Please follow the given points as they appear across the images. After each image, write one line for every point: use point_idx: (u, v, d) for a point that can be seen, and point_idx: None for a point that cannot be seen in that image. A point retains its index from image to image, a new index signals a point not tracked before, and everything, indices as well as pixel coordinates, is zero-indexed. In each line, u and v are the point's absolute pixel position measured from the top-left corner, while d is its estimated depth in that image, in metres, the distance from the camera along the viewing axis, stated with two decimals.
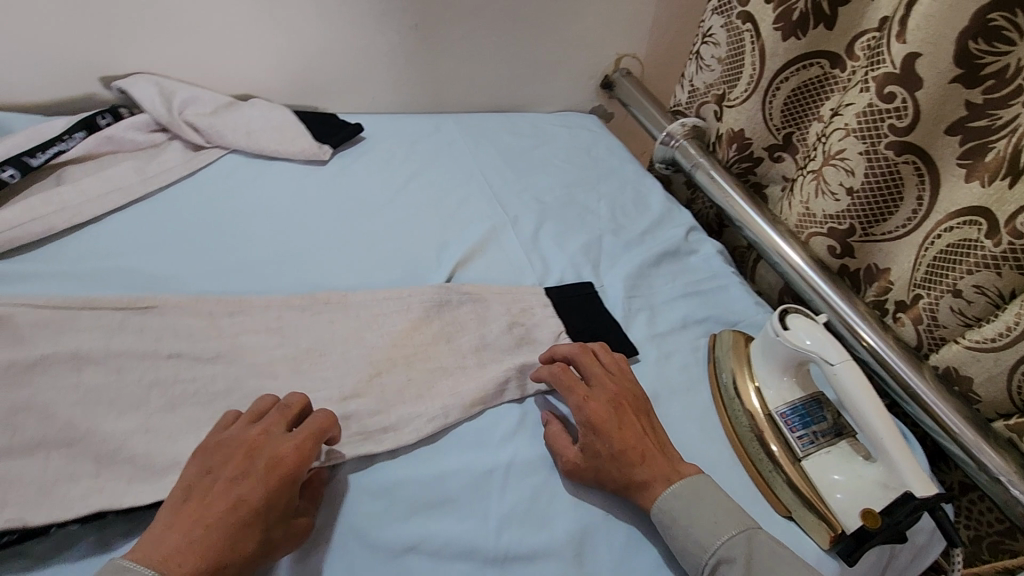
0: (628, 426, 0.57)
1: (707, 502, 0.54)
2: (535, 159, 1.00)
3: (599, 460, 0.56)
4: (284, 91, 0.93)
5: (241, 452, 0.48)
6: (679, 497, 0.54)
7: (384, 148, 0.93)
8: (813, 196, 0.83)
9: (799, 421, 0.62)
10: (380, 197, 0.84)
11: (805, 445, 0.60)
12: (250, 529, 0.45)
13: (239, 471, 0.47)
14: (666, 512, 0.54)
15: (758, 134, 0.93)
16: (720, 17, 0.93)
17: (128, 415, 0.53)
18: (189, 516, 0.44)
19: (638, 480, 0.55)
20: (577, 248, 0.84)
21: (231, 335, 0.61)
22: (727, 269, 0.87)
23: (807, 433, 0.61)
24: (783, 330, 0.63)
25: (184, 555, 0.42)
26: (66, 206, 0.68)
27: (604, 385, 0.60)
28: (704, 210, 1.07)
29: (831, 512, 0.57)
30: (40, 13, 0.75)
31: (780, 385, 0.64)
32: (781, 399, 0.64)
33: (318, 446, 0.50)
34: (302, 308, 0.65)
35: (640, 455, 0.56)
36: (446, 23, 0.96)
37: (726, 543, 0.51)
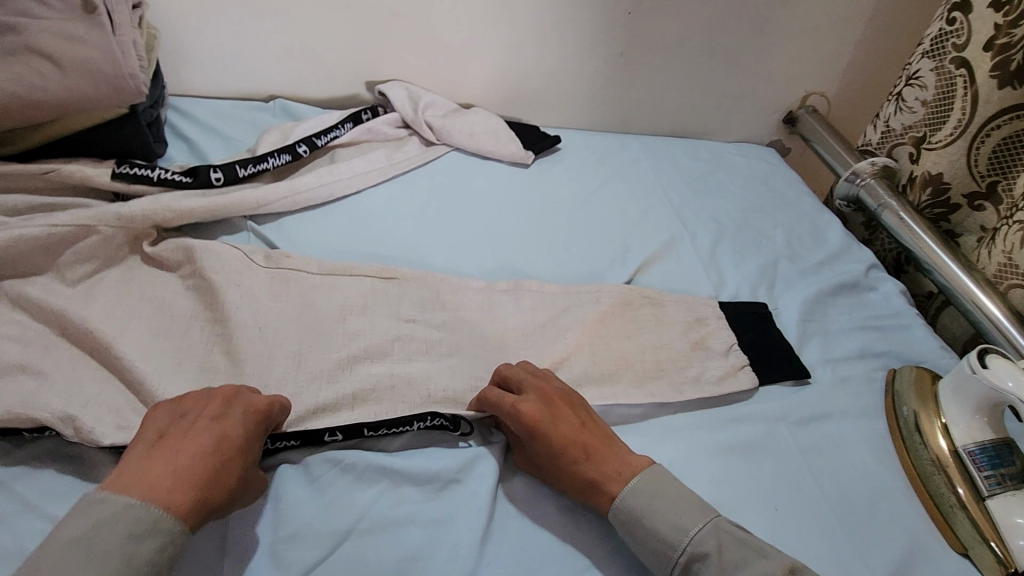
0: (560, 424, 0.59)
1: (660, 493, 0.55)
2: (713, 184, 1.05)
3: (562, 464, 0.57)
4: (498, 103, 1.08)
5: (191, 403, 0.54)
6: (636, 494, 0.55)
7: (577, 159, 1.03)
8: (1019, 246, 0.80)
9: (987, 462, 0.61)
10: (573, 202, 0.94)
11: (991, 487, 0.60)
12: (229, 462, 0.51)
13: (199, 418, 0.52)
14: (625, 510, 0.55)
15: (958, 179, 0.91)
16: (930, 61, 0.93)
17: (383, 345, 0.67)
18: (163, 456, 0.49)
19: (595, 477, 0.57)
20: (753, 269, 0.88)
21: (453, 305, 0.73)
22: (909, 310, 0.86)
23: (996, 475, 0.60)
24: (982, 368, 0.62)
25: (172, 488, 0.47)
26: (339, 179, 0.86)
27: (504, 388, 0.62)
28: (883, 251, 1.05)
29: (1012, 556, 0.56)
30: (337, 28, 0.96)
31: (969, 425, 0.64)
32: (969, 437, 0.63)
33: (283, 406, 0.57)
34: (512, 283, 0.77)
35: (584, 451, 0.58)
36: (647, 52, 1.05)
37: (652, 531, 0.53)
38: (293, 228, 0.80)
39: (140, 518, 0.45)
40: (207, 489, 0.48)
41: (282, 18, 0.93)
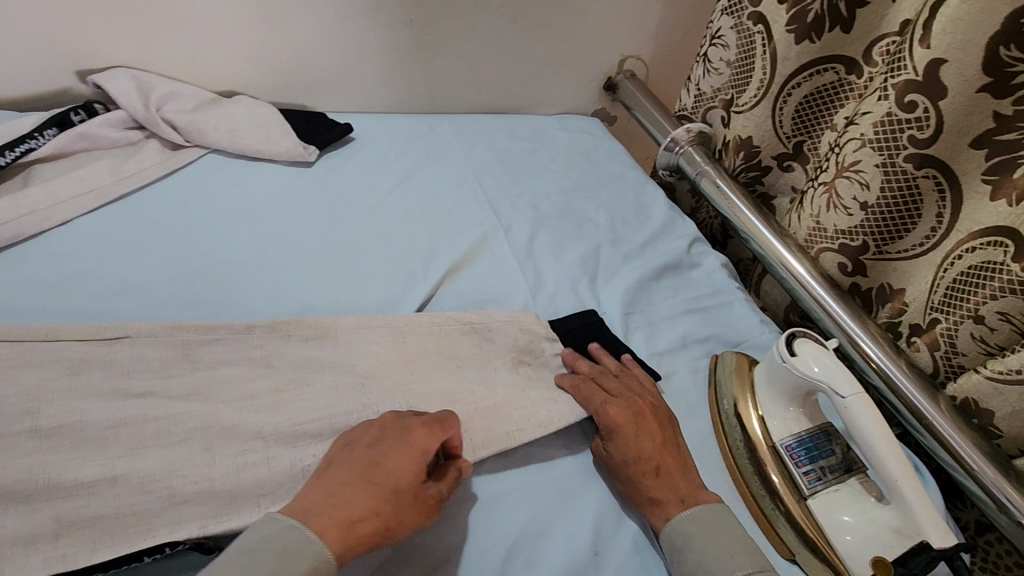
0: (643, 434, 0.57)
1: (721, 532, 0.52)
2: (532, 164, 0.96)
3: (637, 474, 0.55)
4: (271, 88, 0.90)
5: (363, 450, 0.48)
6: (685, 523, 0.52)
7: (374, 150, 0.88)
8: (824, 210, 0.78)
9: (805, 455, 0.57)
10: (366, 202, 0.79)
11: (811, 483, 0.56)
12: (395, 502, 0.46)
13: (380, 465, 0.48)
14: (674, 534, 0.52)
15: (767, 141, 0.88)
16: (729, 18, 0.88)
17: (82, 450, 0.47)
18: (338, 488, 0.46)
19: (652, 492, 0.54)
20: (572, 261, 0.80)
21: (207, 364, 0.56)
22: (731, 285, 0.83)
23: (814, 469, 0.57)
24: (791, 356, 0.58)
25: (323, 509, 0.44)
26: (32, 208, 0.65)
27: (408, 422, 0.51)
28: (709, 220, 1.03)
29: (836, 557, 0.53)
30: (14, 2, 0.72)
31: (786, 416, 0.60)
32: (787, 431, 0.59)
33: (446, 432, 0.51)
34: (282, 331, 0.60)
35: (654, 467, 0.55)
36: (441, 19, 0.92)
37: (693, 563, 0.50)
38: None
39: (290, 539, 0.42)
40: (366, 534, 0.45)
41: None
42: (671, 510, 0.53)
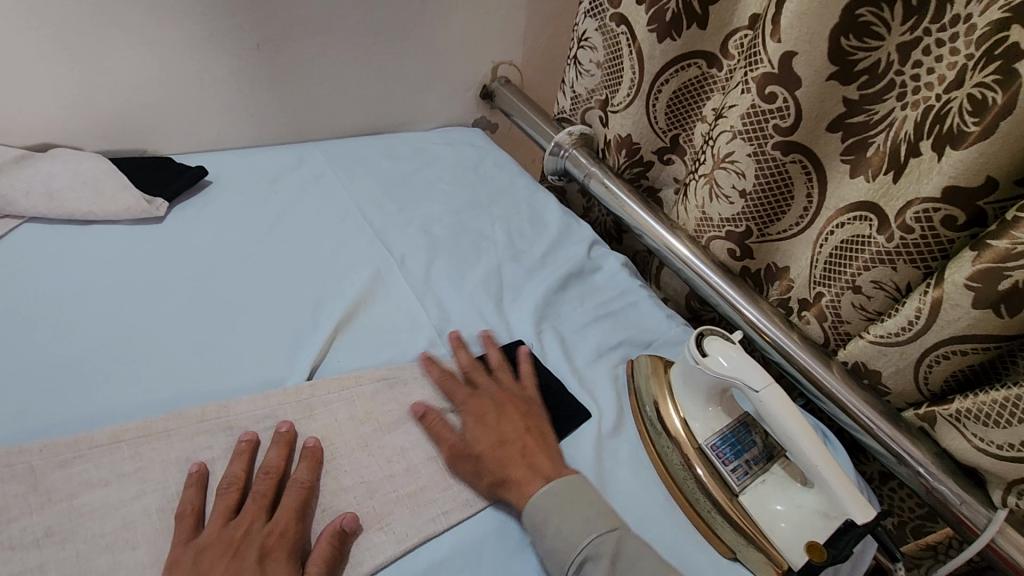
0: (506, 420, 0.57)
1: (576, 502, 0.51)
2: (418, 185, 0.91)
3: (500, 460, 0.54)
4: (97, 137, 0.78)
5: (207, 562, 0.43)
6: (553, 496, 0.51)
7: (237, 192, 0.79)
8: (707, 200, 0.81)
9: (730, 451, 0.58)
10: (235, 253, 0.70)
11: (739, 479, 0.57)
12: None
13: (243, 570, 0.43)
14: (539, 510, 0.51)
15: (646, 138, 0.90)
16: (593, 20, 0.88)
17: None
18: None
19: (514, 476, 0.53)
20: (475, 284, 0.76)
21: (66, 494, 0.45)
22: (634, 284, 0.83)
23: (740, 464, 0.58)
24: (702, 357, 0.59)
25: None
26: None
27: (262, 492, 0.48)
28: (601, 219, 1.04)
29: (773, 548, 0.54)
30: None
31: (706, 414, 0.61)
32: (710, 430, 0.60)
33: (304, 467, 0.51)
34: (160, 432, 0.50)
35: (520, 450, 0.55)
36: (293, 41, 0.84)
37: (555, 537, 0.49)
38: None
39: None
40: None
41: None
42: (533, 488, 0.52)
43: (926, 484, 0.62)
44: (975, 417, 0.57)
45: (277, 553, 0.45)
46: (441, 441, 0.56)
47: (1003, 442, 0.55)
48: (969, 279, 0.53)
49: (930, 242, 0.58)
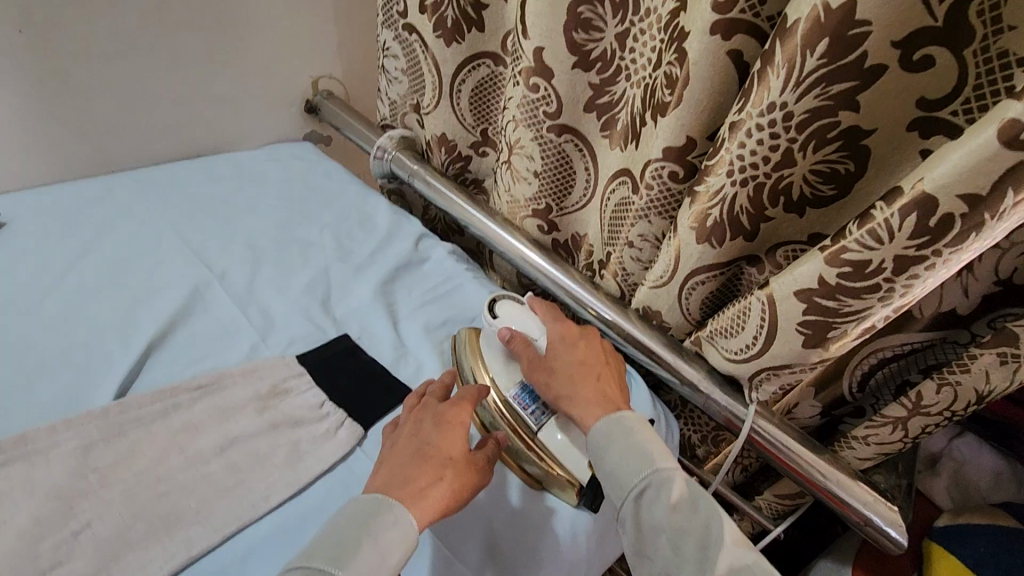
0: (584, 354, 0.67)
1: (630, 434, 0.58)
2: (243, 201, 0.92)
3: (572, 379, 0.64)
4: None
5: (412, 420, 0.58)
6: (607, 423, 0.59)
7: (35, 230, 0.76)
8: (513, 184, 0.89)
9: (529, 397, 0.66)
10: (34, 291, 0.69)
11: (538, 419, 0.65)
12: (445, 462, 0.54)
13: (424, 432, 0.57)
14: (601, 431, 0.59)
15: (459, 135, 0.98)
16: (390, 31, 0.95)
17: None
18: (393, 467, 0.54)
19: (586, 398, 0.63)
20: (301, 290, 0.79)
21: None
22: (459, 268, 0.90)
23: (538, 407, 0.66)
24: (495, 318, 0.70)
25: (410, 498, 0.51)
26: None
27: (435, 390, 0.62)
28: (437, 215, 1.10)
29: (568, 472, 0.63)
30: None
31: (510, 370, 0.68)
32: (512, 381, 0.67)
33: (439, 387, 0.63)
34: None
35: (600, 378, 0.65)
36: (79, 74, 0.83)
37: (615, 465, 0.57)
38: None
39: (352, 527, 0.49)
40: (431, 489, 0.52)
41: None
42: (595, 415, 0.61)
43: (704, 398, 0.75)
44: (722, 333, 0.69)
45: (454, 421, 0.58)
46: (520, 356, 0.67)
47: (737, 349, 0.67)
48: (691, 223, 0.64)
49: (666, 194, 0.69)
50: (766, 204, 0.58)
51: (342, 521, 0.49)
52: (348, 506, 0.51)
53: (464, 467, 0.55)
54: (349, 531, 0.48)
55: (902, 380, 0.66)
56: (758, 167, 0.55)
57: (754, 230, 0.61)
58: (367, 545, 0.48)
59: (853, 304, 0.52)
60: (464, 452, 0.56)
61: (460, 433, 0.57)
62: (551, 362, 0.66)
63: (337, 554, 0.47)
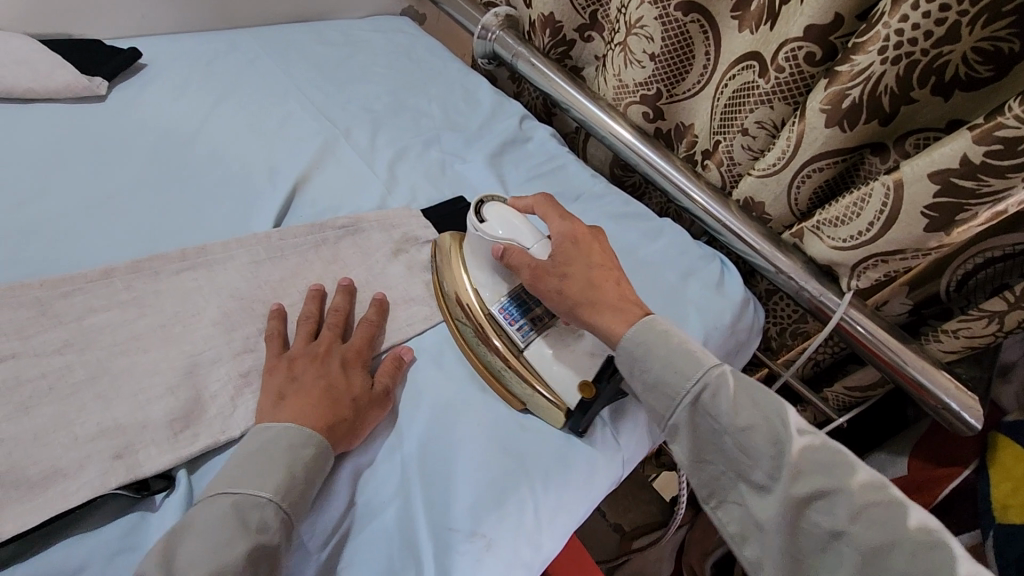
0: (584, 260, 0.60)
1: (665, 339, 0.54)
2: (354, 68, 0.94)
3: (589, 285, 0.58)
4: (21, 18, 0.76)
5: (310, 353, 0.54)
6: (641, 332, 0.54)
7: (174, 73, 0.80)
8: (623, 67, 0.89)
9: (516, 312, 0.62)
10: (185, 129, 0.74)
11: (524, 335, 0.61)
12: (350, 403, 0.52)
13: (331, 372, 0.53)
14: (635, 342, 0.54)
15: (567, 16, 0.97)
16: None
17: None
18: (300, 405, 0.50)
19: (604, 303, 0.57)
20: (417, 153, 0.83)
21: (72, 316, 0.52)
22: (562, 150, 0.92)
23: (525, 322, 0.61)
24: (481, 222, 0.62)
25: (307, 416, 0.49)
26: None
27: (333, 323, 0.57)
28: (532, 101, 1.11)
29: (541, 381, 0.59)
30: None
31: (495, 281, 0.63)
32: (496, 293, 0.63)
33: (331, 309, 0.59)
34: (146, 269, 0.56)
35: (612, 279, 0.59)
36: None
37: (659, 371, 0.53)
38: None
39: (280, 443, 0.47)
40: (336, 427, 0.50)
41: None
42: (625, 319, 0.56)
43: (795, 286, 0.78)
44: (830, 221, 0.71)
45: (355, 364, 0.55)
46: (521, 270, 0.60)
47: (846, 236, 0.69)
48: (823, 104, 0.64)
49: (797, 77, 0.69)
50: (913, 84, 0.59)
51: (254, 443, 0.47)
52: (242, 445, 0.47)
53: (369, 405, 0.53)
54: (278, 464, 0.46)
55: (1000, 283, 0.68)
56: (917, 44, 0.56)
57: (892, 113, 0.62)
58: (278, 463, 0.45)
59: (994, 184, 0.55)
60: (368, 388, 0.54)
61: (360, 372, 0.55)
62: (556, 266, 0.59)
63: (251, 476, 0.45)
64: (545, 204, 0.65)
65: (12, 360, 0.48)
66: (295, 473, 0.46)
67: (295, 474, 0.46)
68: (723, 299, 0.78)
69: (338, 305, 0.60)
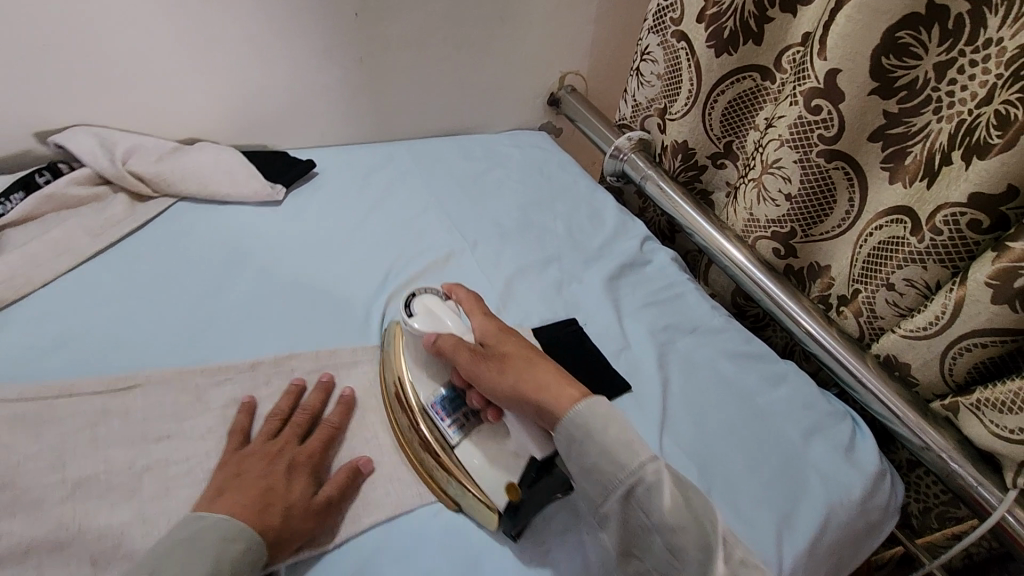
0: (518, 359, 0.58)
1: (607, 424, 0.51)
2: (489, 181, 1.02)
3: (528, 383, 0.56)
4: (232, 134, 0.93)
5: (264, 448, 0.56)
6: (587, 409, 0.52)
7: (339, 183, 0.92)
8: (755, 203, 0.87)
9: (449, 408, 0.61)
10: (337, 234, 0.84)
11: (454, 433, 0.60)
12: (282, 509, 0.51)
13: (274, 473, 0.54)
14: (575, 424, 0.51)
15: (700, 144, 0.97)
16: (656, 36, 0.96)
17: (117, 500, 0.51)
18: (233, 504, 0.50)
19: (547, 395, 0.54)
20: (537, 272, 0.87)
21: (220, 405, 0.60)
22: (682, 277, 0.91)
23: (456, 420, 0.61)
24: (409, 317, 0.64)
25: (236, 514, 0.49)
26: (15, 274, 0.65)
27: (297, 422, 0.59)
28: (655, 218, 1.12)
29: (483, 494, 0.57)
30: None
31: (431, 377, 0.64)
32: (432, 389, 0.63)
33: (307, 401, 0.61)
34: (286, 367, 0.64)
35: (551, 370, 0.57)
36: (388, 57, 0.97)
37: (597, 455, 0.50)
38: None
39: (217, 543, 0.47)
40: (262, 533, 0.49)
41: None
42: (569, 395, 0.54)
43: (945, 466, 0.67)
44: (993, 405, 0.63)
45: (301, 468, 0.55)
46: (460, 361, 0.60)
47: (1012, 426, 0.62)
48: (988, 278, 0.59)
49: (957, 242, 0.63)
50: None
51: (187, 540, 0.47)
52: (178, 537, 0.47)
53: (304, 512, 0.52)
54: (205, 553, 0.46)
55: None
56: None
57: None
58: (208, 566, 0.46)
59: None
60: (308, 499, 0.53)
61: (307, 478, 0.54)
62: (490, 371, 0.58)
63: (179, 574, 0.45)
64: (468, 299, 0.67)
65: (167, 443, 0.56)
66: (223, 566, 0.46)
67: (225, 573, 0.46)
68: (854, 467, 0.70)
69: (313, 400, 0.61)
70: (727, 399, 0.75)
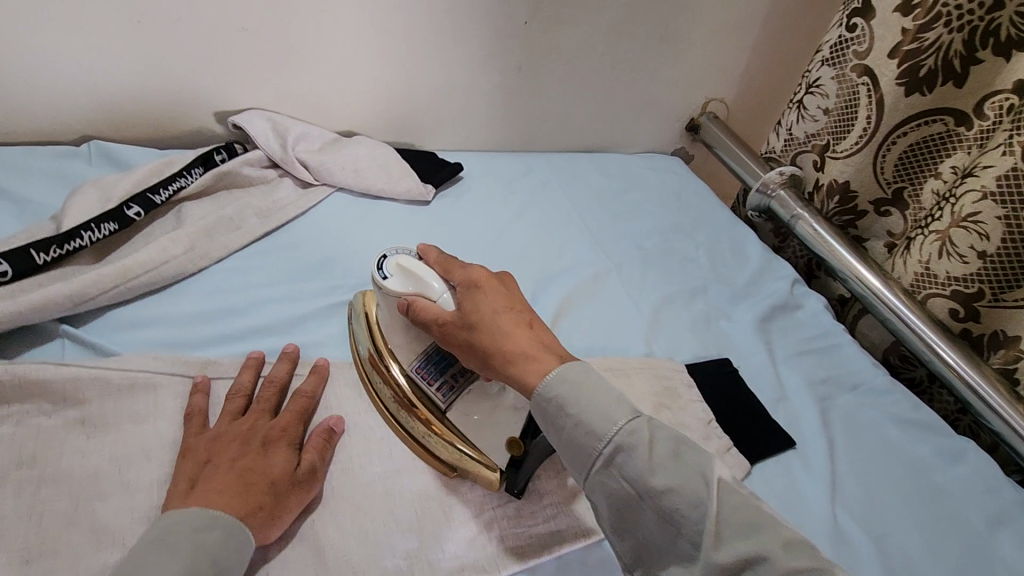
0: (490, 301, 0.52)
1: (594, 391, 0.46)
2: (629, 202, 0.99)
3: (504, 338, 0.50)
4: (384, 130, 0.93)
5: (232, 425, 0.51)
6: (561, 380, 0.47)
7: (483, 189, 0.91)
8: (934, 257, 0.80)
9: (433, 369, 0.55)
10: (484, 241, 0.82)
11: (445, 396, 0.55)
12: (266, 487, 0.46)
13: (248, 450, 0.49)
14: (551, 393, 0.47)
15: (865, 186, 0.90)
16: (830, 69, 0.91)
17: None
18: (207, 493, 0.45)
19: (527, 353, 0.49)
20: (683, 303, 0.82)
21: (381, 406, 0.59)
22: (838, 327, 0.84)
23: (443, 380, 0.55)
24: (381, 280, 0.55)
25: (212, 501, 0.44)
26: (194, 248, 0.67)
27: (266, 396, 0.54)
28: (796, 259, 1.05)
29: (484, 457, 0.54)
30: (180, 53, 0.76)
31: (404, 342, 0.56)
32: (414, 353, 0.56)
33: (275, 372, 0.57)
34: None
35: (527, 320, 0.51)
36: (544, 68, 0.95)
37: None
38: (129, 325, 0.60)
39: (196, 524, 0.42)
40: (247, 516, 0.44)
41: (71, 33, 0.71)
42: (545, 366, 0.48)
43: None
44: None
45: (278, 441, 0.50)
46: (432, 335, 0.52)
47: None
48: None
49: None
50: None
51: (166, 526, 0.42)
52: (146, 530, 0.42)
53: (291, 490, 0.48)
54: (181, 545, 0.41)
55: None
56: None
57: None
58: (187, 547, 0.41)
59: None
60: (290, 471, 0.48)
61: (285, 453, 0.50)
62: (470, 312, 0.51)
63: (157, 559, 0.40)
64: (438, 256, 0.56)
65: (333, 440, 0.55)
66: (199, 555, 0.41)
67: (204, 558, 0.41)
68: None
69: (278, 370, 0.57)
70: (898, 471, 0.68)
